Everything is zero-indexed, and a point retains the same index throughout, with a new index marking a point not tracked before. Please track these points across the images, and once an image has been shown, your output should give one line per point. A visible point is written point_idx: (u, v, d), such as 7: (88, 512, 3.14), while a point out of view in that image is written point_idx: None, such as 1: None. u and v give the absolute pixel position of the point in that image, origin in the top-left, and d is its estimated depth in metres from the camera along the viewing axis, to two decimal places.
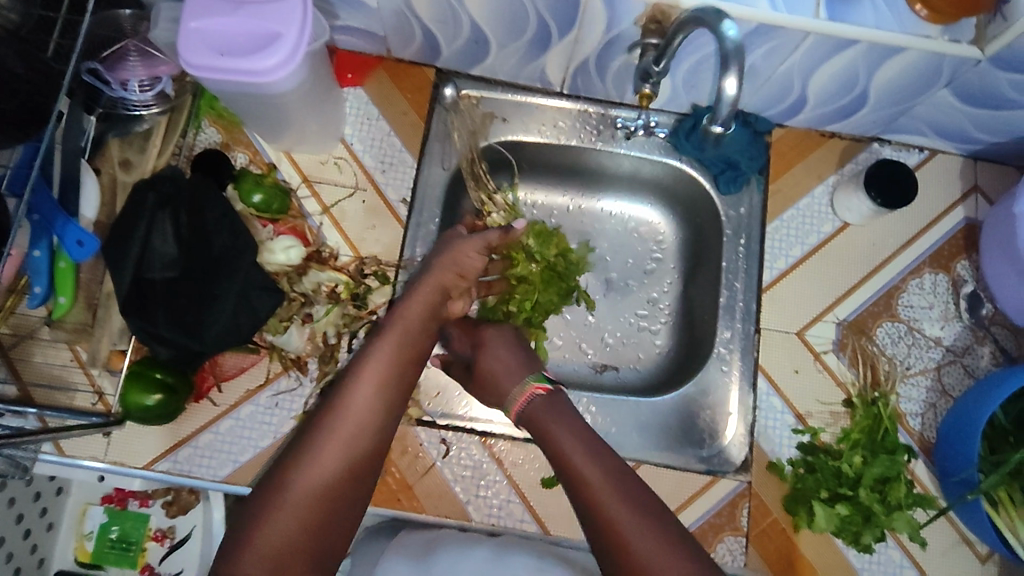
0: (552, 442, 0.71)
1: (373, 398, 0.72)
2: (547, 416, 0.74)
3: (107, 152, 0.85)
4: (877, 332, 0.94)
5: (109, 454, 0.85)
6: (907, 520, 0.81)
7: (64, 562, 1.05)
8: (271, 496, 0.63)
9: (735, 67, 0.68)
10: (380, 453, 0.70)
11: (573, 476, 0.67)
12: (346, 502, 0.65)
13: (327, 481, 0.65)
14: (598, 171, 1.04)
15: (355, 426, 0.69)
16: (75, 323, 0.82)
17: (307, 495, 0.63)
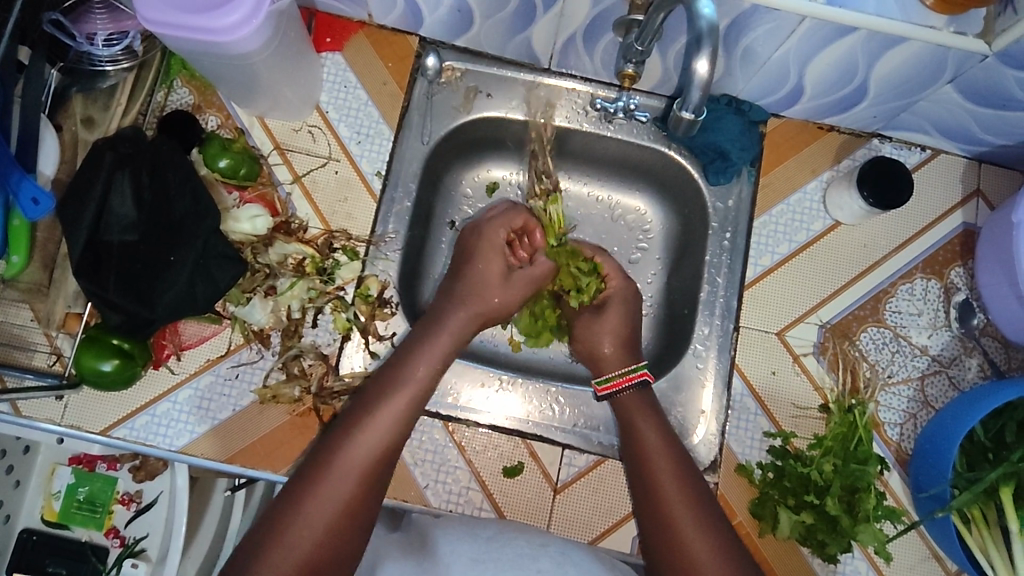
0: (641, 437, 0.80)
1: (385, 431, 0.74)
2: (636, 406, 0.83)
3: (69, 108, 0.82)
4: (862, 337, 0.90)
5: (66, 418, 0.82)
6: (874, 533, 0.78)
7: (31, 520, 1.06)
8: (286, 514, 0.68)
9: (711, 49, 0.64)
10: (382, 482, 0.73)
11: (658, 492, 0.76)
12: (353, 523, 0.70)
13: (329, 513, 0.69)
14: (622, 160, 1.00)
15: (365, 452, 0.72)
16: (29, 283, 0.80)
17: (313, 524, 0.68)
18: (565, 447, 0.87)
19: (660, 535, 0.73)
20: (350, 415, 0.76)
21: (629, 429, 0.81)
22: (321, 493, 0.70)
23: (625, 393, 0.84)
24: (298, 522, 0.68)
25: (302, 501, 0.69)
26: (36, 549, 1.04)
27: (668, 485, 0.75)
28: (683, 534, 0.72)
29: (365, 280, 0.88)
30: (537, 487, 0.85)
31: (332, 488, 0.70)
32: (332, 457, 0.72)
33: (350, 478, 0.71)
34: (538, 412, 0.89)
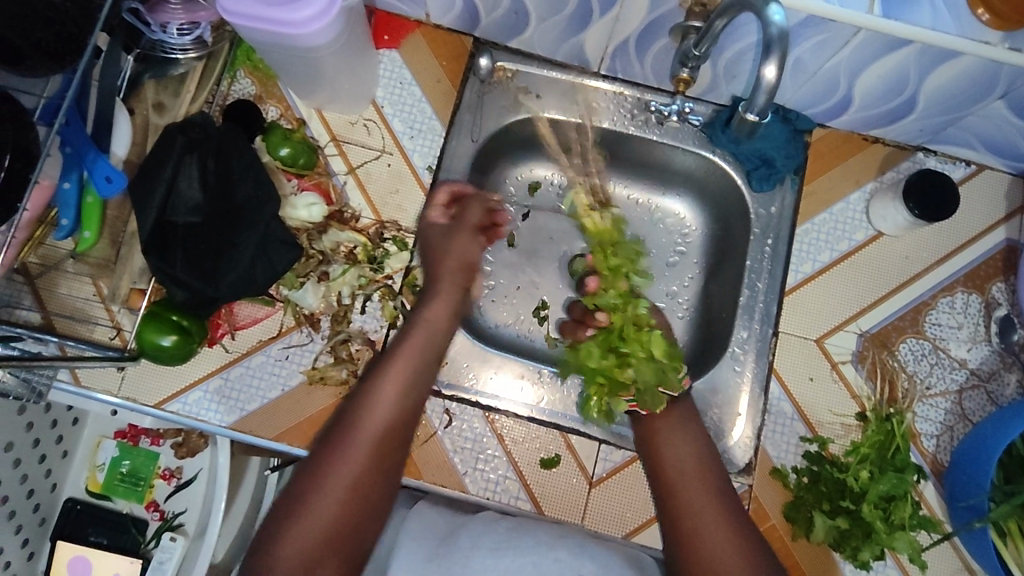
0: (664, 445, 0.75)
1: (389, 404, 0.68)
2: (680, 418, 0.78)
3: (141, 93, 0.86)
4: (900, 347, 0.91)
5: (123, 389, 0.85)
6: (909, 541, 0.79)
7: (75, 490, 1.10)
8: (303, 497, 0.61)
9: (778, 55, 0.65)
10: (398, 460, 0.66)
11: (685, 501, 0.69)
12: (369, 505, 0.63)
13: (354, 480, 0.62)
14: (656, 166, 1.03)
15: (378, 428, 0.66)
16: (98, 258, 0.84)
17: (329, 501, 0.61)
18: (601, 442, 0.88)
19: (689, 554, 0.65)
20: (360, 383, 0.70)
21: (652, 441, 0.76)
22: (331, 476, 0.62)
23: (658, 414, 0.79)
24: (310, 500, 0.61)
25: (313, 481, 0.62)
26: (78, 518, 1.09)
27: (695, 494, 0.69)
28: (710, 548, 0.64)
29: (412, 271, 0.90)
30: (571, 479, 0.87)
31: (353, 453, 0.63)
32: (347, 421, 0.66)
33: (359, 460, 0.63)
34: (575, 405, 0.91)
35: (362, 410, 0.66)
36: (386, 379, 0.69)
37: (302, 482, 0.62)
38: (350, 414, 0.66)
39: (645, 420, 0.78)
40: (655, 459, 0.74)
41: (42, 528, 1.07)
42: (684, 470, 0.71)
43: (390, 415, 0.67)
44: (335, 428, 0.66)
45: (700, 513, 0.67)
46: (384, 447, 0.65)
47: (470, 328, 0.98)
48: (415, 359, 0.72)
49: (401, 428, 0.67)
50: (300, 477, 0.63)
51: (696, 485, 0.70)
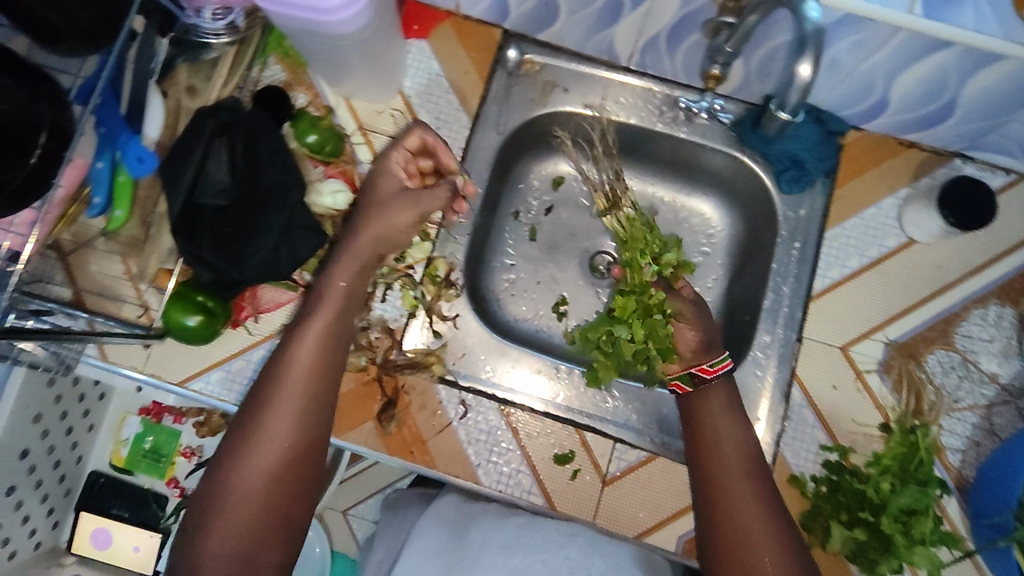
0: (705, 426, 0.78)
1: (303, 378, 0.72)
2: (715, 403, 0.80)
3: (174, 76, 0.87)
4: (928, 358, 0.89)
5: (148, 365, 0.87)
6: (928, 556, 0.76)
7: (99, 463, 1.13)
8: (225, 478, 0.67)
9: (811, 54, 0.64)
10: (318, 430, 0.72)
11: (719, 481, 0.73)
12: (294, 476, 0.69)
13: (275, 458, 0.68)
14: (683, 164, 1.02)
15: (293, 403, 0.70)
16: (128, 237, 0.86)
17: (253, 481, 0.67)
18: (617, 441, 0.87)
19: (721, 528, 0.71)
20: (274, 358, 0.74)
21: (695, 422, 0.80)
22: (250, 455, 0.68)
23: (711, 391, 0.81)
24: (233, 480, 0.67)
25: (235, 461, 0.68)
26: (102, 491, 1.12)
27: (732, 476, 0.73)
28: (745, 528, 0.69)
29: (434, 262, 0.92)
30: (585, 476, 0.86)
31: (274, 434, 0.69)
32: (264, 402, 0.70)
33: (276, 438, 0.69)
34: (592, 403, 0.90)
35: (277, 390, 0.71)
36: (296, 353, 0.73)
37: (227, 461, 0.68)
38: (265, 394, 0.71)
39: (687, 397, 0.82)
40: (700, 439, 0.78)
41: (66, 500, 1.09)
42: (724, 448, 0.76)
43: (301, 389, 0.71)
44: (253, 406, 0.71)
45: (735, 492, 0.72)
46: (302, 424, 0.70)
47: (490, 322, 0.98)
48: (325, 332, 0.75)
49: (314, 403, 0.72)
50: (224, 457, 0.69)
51: (734, 467, 0.74)
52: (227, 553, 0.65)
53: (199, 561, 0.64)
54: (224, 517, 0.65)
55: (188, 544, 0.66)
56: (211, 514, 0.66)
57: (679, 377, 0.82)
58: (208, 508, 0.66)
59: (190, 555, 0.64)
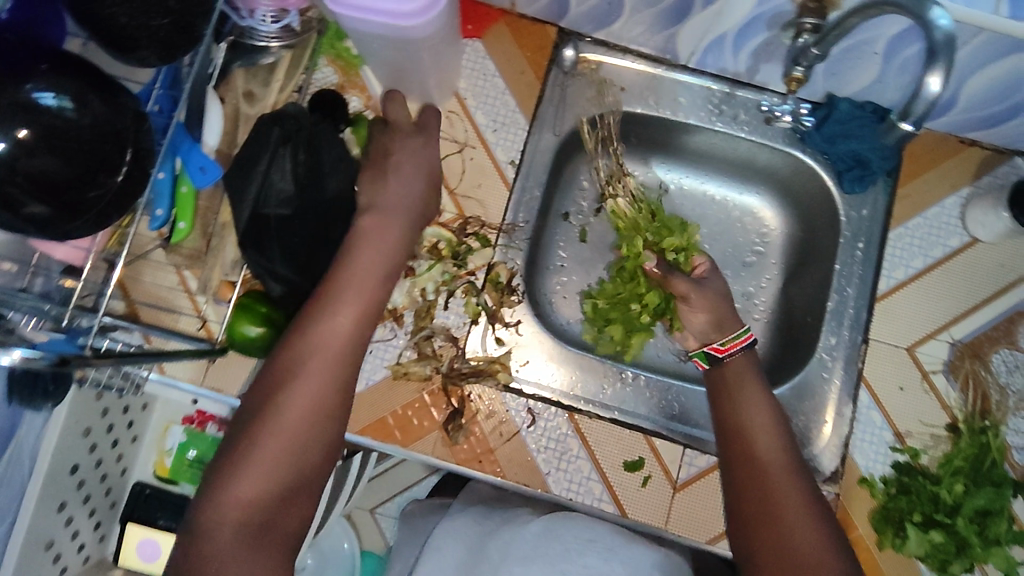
0: (735, 399, 0.79)
1: (332, 349, 0.69)
2: (742, 373, 0.82)
3: (231, 81, 0.84)
4: (993, 358, 0.89)
5: (207, 379, 0.86)
6: (1004, 557, 0.78)
7: (143, 474, 1.12)
8: (241, 450, 0.64)
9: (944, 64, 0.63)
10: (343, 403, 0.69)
11: (752, 453, 0.73)
12: (317, 446, 0.66)
13: (298, 424, 0.65)
14: (741, 163, 1.01)
15: (321, 374, 0.68)
16: (190, 249, 0.82)
17: (274, 451, 0.64)
18: (686, 446, 0.87)
19: (751, 499, 0.70)
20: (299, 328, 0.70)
21: (727, 395, 0.80)
22: (272, 426, 0.65)
23: (728, 364, 0.83)
24: (251, 453, 0.63)
25: (255, 433, 0.64)
26: (147, 502, 1.10)
27: (764, 449, 0.73)
28: (777, 498, 0.69)
29: (495, 267, 0.90)
30: (655, 483, 0.86)
31: (294, 408, 0.65)
32: (292, 366, 0.67)
33: (302, 410, 0.66)
34: (658, 408, 0.91)
35: (307, 354, 0.68)
36: (325, 323, 0.70)
37: (248, 427, 0.65)
38: (292, 358, 0.68)
39: (718, 366, 0.83)
40: (732, 412, 0.78)
41: (112, 512, 1.08)
42: (750, 421, 0.76)
43: (330, 361, 0.68)
44: (275, 376, 0.67)
45: (766, 466, 0.72)
46: (328, 393, 0.68)
47: (549, 327, 0.97)
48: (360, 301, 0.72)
49: (343, 373, 0.69)
50: (246, 422, 0.65)
51: (766, 440, 0.74)
52: (237, 521, 0.61)
53: (206, 528, 0.61)
54: (242, 483, 0.62)
55: (198, 511, 0.62)
56: (227, 479, 0.63)
57: (697, 356, 0.88)
58: (219, 479, 0.63)
59: (201, 527, 0.61)
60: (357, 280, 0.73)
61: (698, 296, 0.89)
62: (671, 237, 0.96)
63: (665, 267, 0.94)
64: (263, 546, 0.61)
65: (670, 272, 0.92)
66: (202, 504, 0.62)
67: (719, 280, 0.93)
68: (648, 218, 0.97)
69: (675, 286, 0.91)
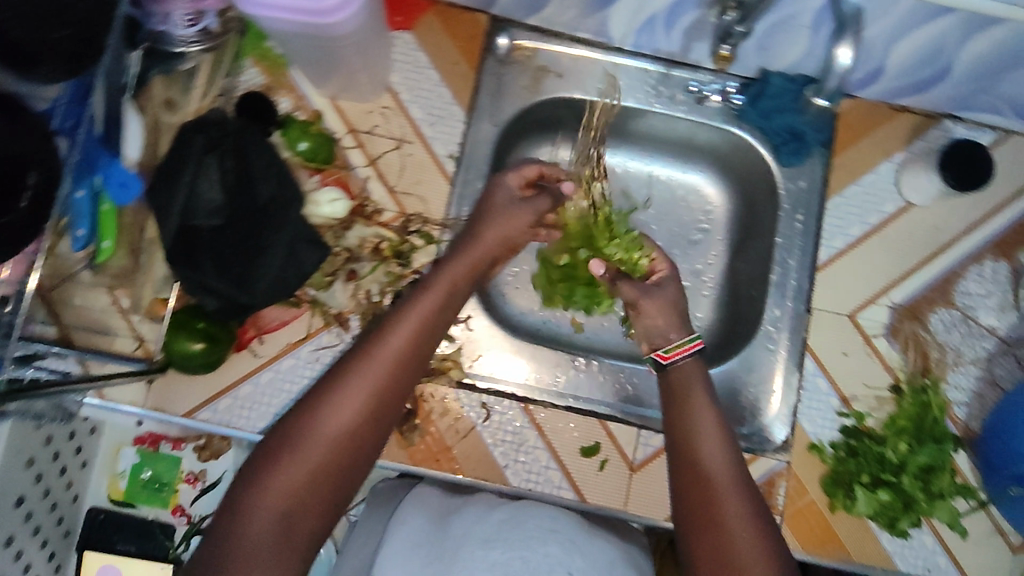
0: (687, 406, 0.80)
1: (378, 378, 0.70)
2: (691, 377, 0.83)
3: (150, 90, 0.80)
4: (932, 318, 0.91)
5: (150, 400, 0.83)
6: (948, 509, 0.81)
7: (97, 499, 1.09)
8: (272, 465, 0.65)
9: None
10: (381, 433, 0.71)
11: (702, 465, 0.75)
12: (349, 470, 0.68)
13: (343, 430, 0.68)
14: (682, 142, 1.01)
15: (365, 400, 0.69)
16: (116, 269, 0.79)
17: (303, 471, 0.65)
18: (640, 428, 0.88)
19: (697, 516, 0.72)
20: (349, 353, 0.73)
21: (678, 401, 0.81)
22: (308, 446, 0.66)
23: (674, 369, 0.84)
24: (280, 469, 0.65)
25: (290, 450, 0.66)
26: (104, 527, 1.08)
27: (713, 463, 0.75)
28: (723, 517, 0.70)
29: None
30: (612, 467, 0.87)
31: (331, 430, 0.67)
32: (347, 373, 0.70)
33: (341, 433, 0.67)
34: (612, 392, 0.93)
35: (362, 364, 0.71)
36: (377, 353, 0.71)
37: (294, 426, 0.67)
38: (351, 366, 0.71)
39: (669, 371, 0.84)
40: (684, 421, 0.79)
41: (66, 541, 1.05)
42: (702, 433, 0.77)
43: (377, 390, 0.70)
44: (316, 395, 0.69)
45: (716, 482, 0.73)
46: (376, 406, 0.70)
47: (500, 319, 0.96)
48: (420, 321, 0.75)
49: (394, 389, 0.71)
50: (279, 439, 0.67)
51: (714, 453, 0.76)
52: (272, 516, 0.63)
53: (241, 515, 0.63)
54: (282, 478, 0.64)
55: (237, 498, 0.64)
56: (269, 472, 0.65)
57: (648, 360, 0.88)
58: (246, 493, 0.64)
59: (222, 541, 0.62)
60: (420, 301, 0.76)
61: (647, 303, 0.89)
62: (622, 251, 0.94)
63: (611, 274, 0.94)
64: (289, 549, 0.63)
65: (617, 277, 0.93)
66: (225, 520, 0.63)
67: (677, 286, 0.91)
68: (605, 228, 0.96)
69: (622, 291, 0.92)
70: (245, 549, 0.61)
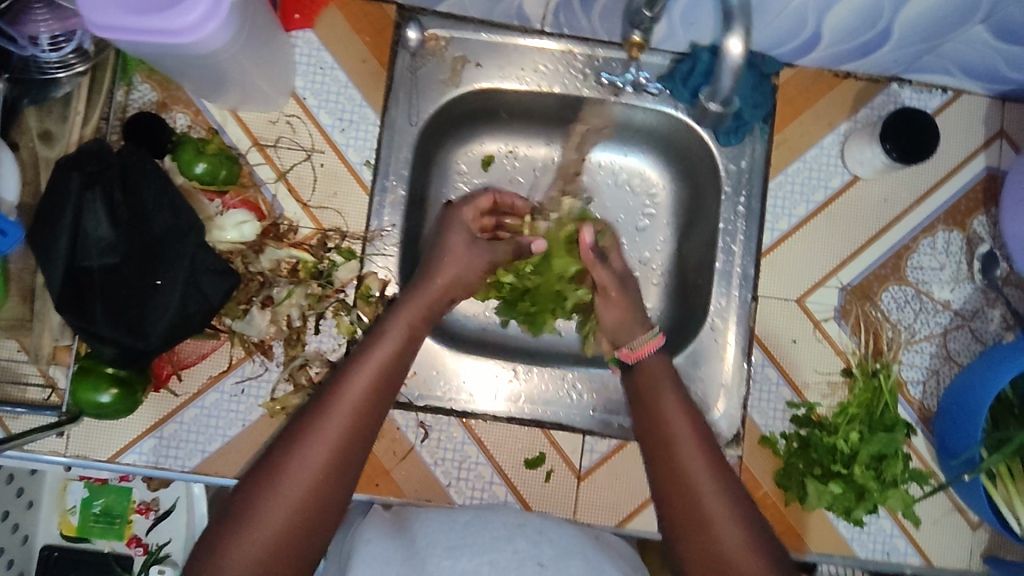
0: (658, 403, 0.75)
1: (345, 421, 0.64)
2: (657, 379, 0.78)
3: (23, 122, 0.75)
4: (883, 296, 0.87)
5: (70, 449, 0.79)
6: (902, 496, 0.78)
7: (50, 537, 1.06)
8: (232, 527, 0.58)
9: (741, 27, 0.64)
10: (351, 480, 0.64)
11: (682, 465, 0.69)
12: (320, 523, 0.61)
13: (310, 477, 0.61)
14: (620, 125, 0.95)
15: (333, 445, 0.63)
16: (9, 318, 0.74)
17: (267, 529, 0.58)
18: (586, 434, 0.85)
19: (688, 526, 0.65)
20: (314, 399, 0.67)
21: (648, 400, 0.76)
22: (271, 499, 0.59)
23: (642, 368, 0.79)
24: (242, 527, 0.58)
25: (252, 506, 0.59)
26: (59, 564, 1.05)
27: (694, 462, 0.69)
28: (717, 524, 0.64)
29: (365, 280, 0.84)
30: (558, 476, 0.84)
31: (294, 481, 0.60)
32: (312, 418, 0.64)
33: (307, 482, 0.60)
34: (556, 398, 0.87)
35: (325, 411, 0.64)
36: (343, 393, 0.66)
37: (257, 480, 0.60)
38: (313, 414, 0.64)
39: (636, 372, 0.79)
40: (657, 422, 0.74)
41: None
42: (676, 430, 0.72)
43: (344, 433, 0.64)
44: (280, 444, 0.63)
45: (700, 483, 0.67)
46: (344, 448, 0.63)
47: (437, 331, 0.91)
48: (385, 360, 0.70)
49: (360, 435, 0.65)
50: (240, 497, 0.60)
51: (692, 451, 0.70)
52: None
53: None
54: (249, 528, 0.57)
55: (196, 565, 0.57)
56: (232, 533, 0.58)
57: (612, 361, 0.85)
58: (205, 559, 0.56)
59: None
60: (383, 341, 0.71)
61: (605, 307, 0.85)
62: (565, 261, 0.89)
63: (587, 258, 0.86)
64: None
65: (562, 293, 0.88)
66: None
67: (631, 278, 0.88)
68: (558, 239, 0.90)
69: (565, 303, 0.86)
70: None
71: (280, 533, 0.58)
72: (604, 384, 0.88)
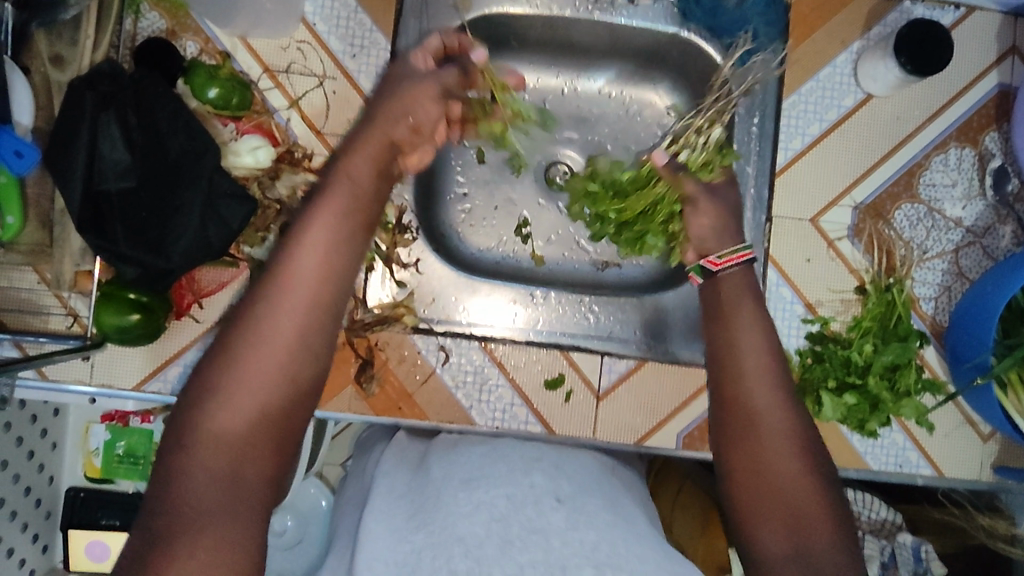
0: (726, 311, 0.74)
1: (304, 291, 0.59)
2: (740, 293, 0.75)
3: (33, 46, 0.73)
4: (896, 214, 0.88)
5: (96, 377, 0.80)
6: (914, 407, 0.81)
7: (75, 479, 1.07)
8: (200, 411, 0.54)
9: None
10: (319, 352, 0.59)
11: (740, 367, 0.68)
12: (296, 401, 0.57)
13: (273, 355, 0.56)
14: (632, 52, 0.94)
15: (293, 319, 0.58)
16: (30, 244, 0.74)
17: (240, 411, 0.54)
18: (604, 355, 0.86)
19: (733, 427, 0.65)
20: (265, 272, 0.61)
21: (717, 311, 0.75)
22: (239, 380, 0.55)
23: (721, 279, 0.77)
24: (210, 412, 0.54)
25: (219, 389, 0.55)
26: (85, 506, 1.06)
27: (751, 365, 0.68)
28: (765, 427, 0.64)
29: None
30: (577, 396, 0.86)
31: (257, 358, 0.56)
32: (267, 291, 0.59)
33: (274, 358, 0.56)
34: (573, 323, 0.88)
35: (278, 281, 0.59)
36: (295, 261, 0.60)
37: (215, 366, 0.56)
38: (265, 286, 0.59)
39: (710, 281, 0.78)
40: (723, 329, 0.72)
41: (49, 522, 1.04)
42: (737, 335, 0.71)
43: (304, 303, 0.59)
44: (236, 322, 0.58)
45: (753, 384, 0.66)
46: (306, 319, 0.58)
47: (450, 258, 0.92)
48: (335, 223, 0.63)
49: (315, 310, 0.59)
50: (201, 380, 0.56)
51: (755, 354, 0.69)
52: (214, 472, 0.52)
53: (183, 466, 0.52)
54: (220, 410, 0.54)
55: (170, 453, 0.53)
56: (200, 416, 0.54)
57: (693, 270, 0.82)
58: (176, 447, 0.53)
59: (163, 501, 0.51)
60: (327, 202, 0.63)
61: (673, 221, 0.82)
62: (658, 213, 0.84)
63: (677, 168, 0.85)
64: (244, 502, 0.52)
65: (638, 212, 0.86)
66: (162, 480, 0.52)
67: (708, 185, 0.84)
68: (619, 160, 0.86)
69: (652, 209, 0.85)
70: (188, 511, 0.50)
71: (251, 422, 0.54)
72: (618, 308, 0.89)
